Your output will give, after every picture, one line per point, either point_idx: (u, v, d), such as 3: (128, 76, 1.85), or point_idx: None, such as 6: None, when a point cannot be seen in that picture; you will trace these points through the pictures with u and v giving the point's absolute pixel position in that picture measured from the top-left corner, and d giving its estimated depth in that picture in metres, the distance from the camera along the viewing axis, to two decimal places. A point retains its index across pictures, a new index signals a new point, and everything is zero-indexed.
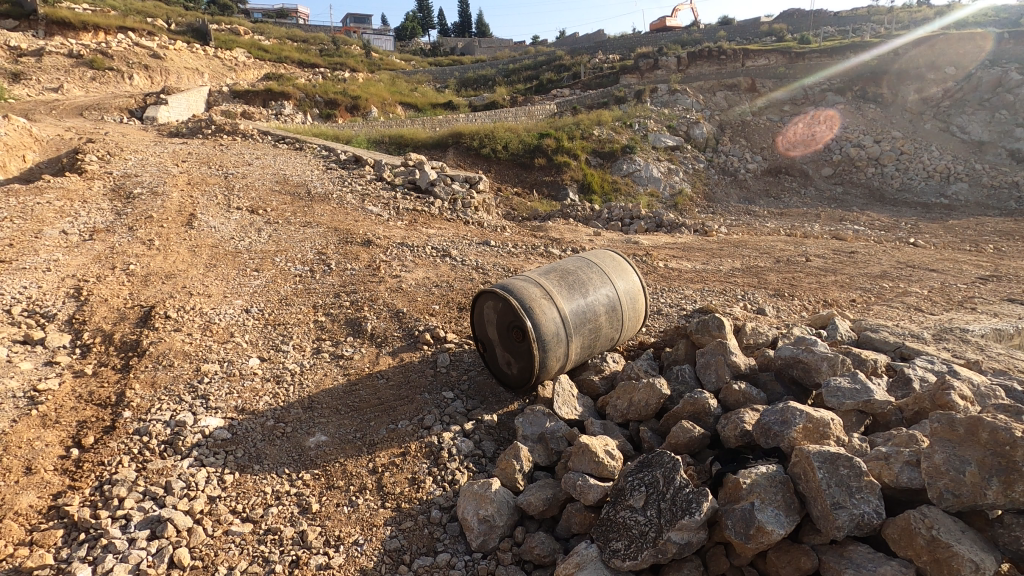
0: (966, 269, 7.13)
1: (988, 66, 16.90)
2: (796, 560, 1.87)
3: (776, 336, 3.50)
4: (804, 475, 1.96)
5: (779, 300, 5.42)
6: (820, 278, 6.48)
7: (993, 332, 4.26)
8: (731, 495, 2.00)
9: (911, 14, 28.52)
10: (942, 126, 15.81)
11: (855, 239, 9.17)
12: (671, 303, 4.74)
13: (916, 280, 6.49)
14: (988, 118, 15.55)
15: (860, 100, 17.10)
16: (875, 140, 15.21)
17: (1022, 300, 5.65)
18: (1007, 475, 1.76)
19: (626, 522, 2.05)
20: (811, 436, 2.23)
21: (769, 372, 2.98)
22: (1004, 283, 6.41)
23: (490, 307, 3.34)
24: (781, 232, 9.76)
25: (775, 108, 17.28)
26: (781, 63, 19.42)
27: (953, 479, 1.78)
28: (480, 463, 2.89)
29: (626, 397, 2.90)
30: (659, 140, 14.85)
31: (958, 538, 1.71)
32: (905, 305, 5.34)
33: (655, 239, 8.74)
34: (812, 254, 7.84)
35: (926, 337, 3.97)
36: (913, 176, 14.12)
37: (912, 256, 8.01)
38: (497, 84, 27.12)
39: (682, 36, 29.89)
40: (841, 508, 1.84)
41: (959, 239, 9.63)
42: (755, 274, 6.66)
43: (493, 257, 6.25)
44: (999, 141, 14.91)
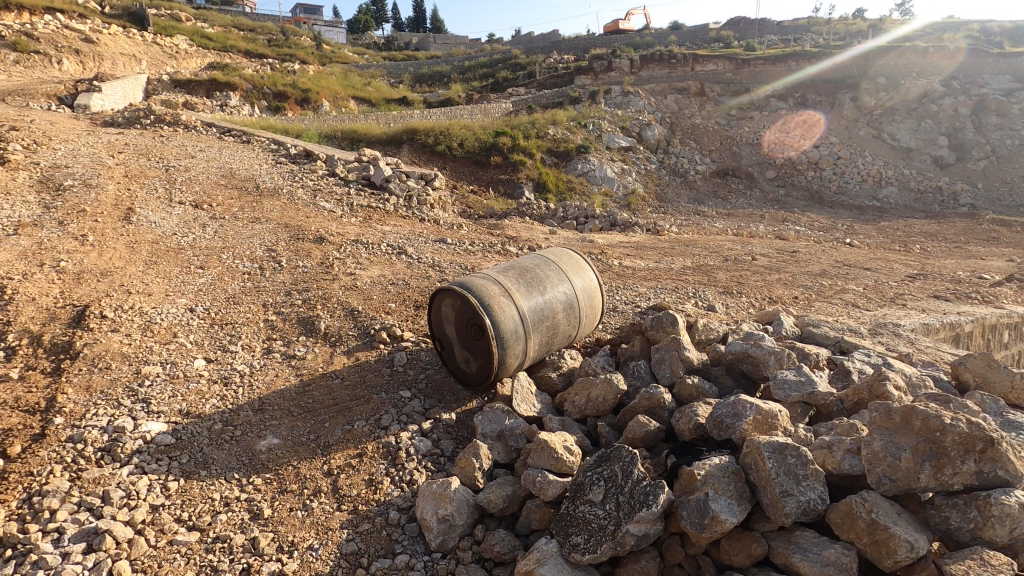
0: (896, 268, 7.61)
1: (915, 77, 18.15)
2: (747, 547, 1.94)
3: (726, 332, 3.63)
4: (755, 465, 2.03)
5: (727, 297, 5.62)
6: (765, 276, 6.76)
7: (921, 327, 4.57)
8: (686, 486, 2.05)
9: (846, 27, 30.22)
10: (874, 133, 16.82)
11: (797, 239, 9.62)
12: (626, 301, 4.84)
13: (852, 278, 6.87)
14: (915, 126, 16.86)
15: (801, 106, 17.94)
16: (814, 145, 16.00)
17: (946, 296, 6.08)
18: (937, 459, 1.87)
19: (585, 517, 2.08)
20: (760, 427, 2.31)
21: (720, 367, 3.08)
22: (930, 280, 6.89)
23: (448, 305, 3.31)
24: (728, 232, 10.13)
25: (723, 112, 17.90)
26: (728, 68, 20.11)
27: (890, 465, 1.88)
28: (439, 462, 2.86)
29: (583, 393, 2.94)
30: (613, 141, 15.16)
31: (895, 520, 1.80)
32: (843, 302, 5.65)
33: (609, 237, 8.90)
34: (757, 253, 8.18)
35: (863, 332, 4.20)
36: (849, 180, 14.91)
37: (847, 254, 8.50)
38: (452, 81, 26.93)
39: (634, 39, 30.57)
40: (789, 495, 1.92)
41: (889, 240, 10.26)
42: (705, 272, 6.88)
43: (449, 255, 6.21)
44: (924, 148, 16.22)
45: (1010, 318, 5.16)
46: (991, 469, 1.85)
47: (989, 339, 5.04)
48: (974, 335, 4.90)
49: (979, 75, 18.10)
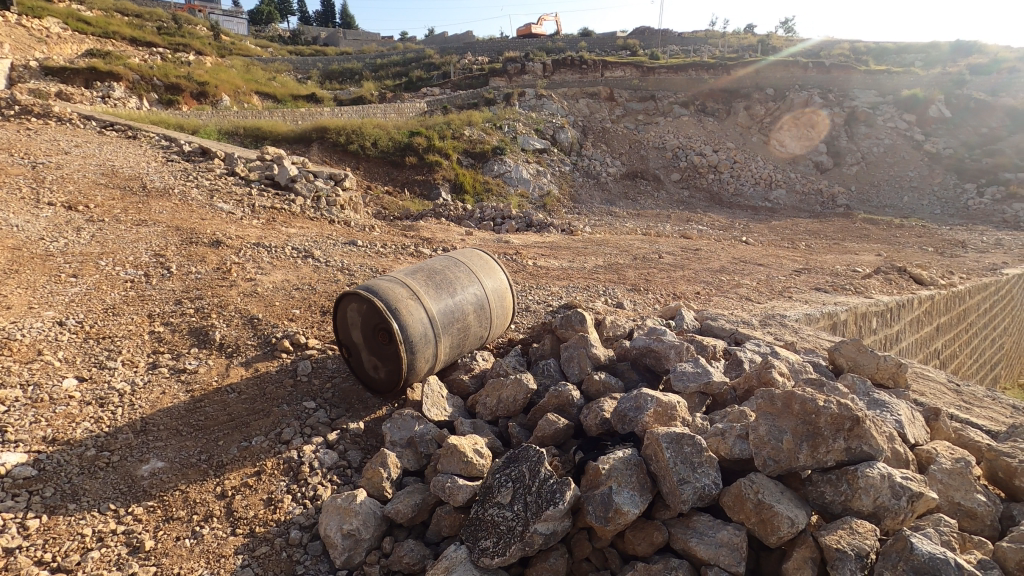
0: (785, 263, 8.28)
1: (798, 89, 19.94)
2: (650, 535, 2.01)
3: (632, 328, 3.77)
4: (655, 456, 2.11)
5: (635, 294, 5.85)
6: (670, 273, 7.11)
7: (805, 317, 4.99)
8: (591, 481, 2.10)
9: (739, 41, 32.71)
10: (765, 139, 18.29)
11: (699, 238, 10.22)
12: (539, 300, 4.91)
13: (747, 273, 7.39)
14: (799, 134, 18.51)
15: (701, 113, 19.13)
16: (713, 150, 17.09)
17: (826, 287, 6.71)
18: (812, 439, 2.03)
19: (494, 519, 2.06)
20: (661, 419, 2.40)
21: (626, 362, 3.19)
22: (813, 274, 7.56)
23: (354, 309, 3.19)
24: (637, 231, 10.57)
25: (631, 117, 18.70)
26: (635, 75, 21.04)
27: (773, 447, 2.02)
28: (345, 475, 2.73)
29: (494, 395, 2.93)
30: (528, 143, 15.39)
31: (779, 499, 1.92)
32: (738, 296, 6.06)
33: (525, 238, 9.01)
34: (663, 251, 8.61)
35: (754, 323, 4.52)
36: (744, 183, 16.09)
37: (743, 252, 9.16)
38: (364, 79, 26.21)
39: (547, 44, 31.21)
40: (686, 483, 2.00)
41: (780, 238, 11.16)
42: (615, 270, 7.14)
43: (360, 258, 6.01)
44: (807, 154, 17.82)
45: (878, 306, 5.78)
46: (858, 445, 2.02)
47: (861, 327, 5.61)
48: (848, 323, 5.43)
49: (850, 89, 20.22)
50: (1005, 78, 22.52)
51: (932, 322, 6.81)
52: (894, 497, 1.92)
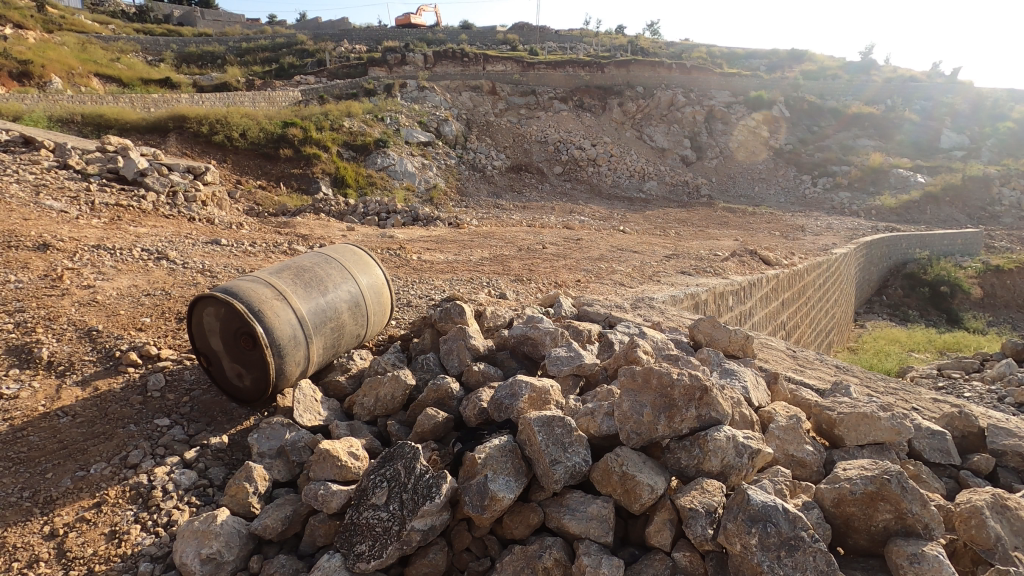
0: (656, 250, 8.91)
1: (664, 88, 21.56)
2: (526, 518, 2.06)
3: (512, 317, 3.84)
4: (529, 440, 2.16)
5: (518, 284, 5.98)
6: (553, 263, 7.35)
7: (671, 298, 5.41)
8: (468, 471, 2.11)
9: (611, 40, 34.55)
10: (638, 135, 19.53)
11: (581, 228, 10.68)
12: (421, 294, 4.84)
13: (623, 260, 7.85)
14: (666, 131, 20.00)
15: (579, 109, 19.97)
16: (591, 144, 17.89)
17: (691, 271, 7.32)
18: (669, 410, 2.20)
19: (369, 522, 2.00)
20: (535, 403, 2.48)
21: (504, 351, 3.25)
22: (681, 259, 8.21)
23: (211, 314, 2.92)
24: (523, 223, 10.80)
25: (514, 111, 19.02)
26: (515, 70, 21.41)
27: (635, 421, 2.16)
28: (206, 495, 2.50)
29: (372, 394, 2.84)
30: (411, 136, 15.13)
31: (640, 468, 2.05)
32: (614, 282, 6.42)
33: (409, 232, 8.84)
34: (547, 241, 8.88)
35: (627, 306, 4.82)
36: (620, 175, 17.06)
37: (620, 240, 9.71)
38: (228, 63, 24.10)
39: (427, 35, 30.76)
40: (558, 463, 2.08)
41: (652, 226, 12.00)
42: (500, 262, 7.23)
43: (224, 258, 5.52)
44: (674, 149, 19.31)
45: (732, 286, 6.42)
46: (708, 411, 2.22)
47: (720, 305, 6.18)
48: (709, 302, 5.96)
49: (708, 90, 22.30)
50: (829, 83, 25.99)
51: (778, 298, 7.71)
52: (738, 455, 2.13)
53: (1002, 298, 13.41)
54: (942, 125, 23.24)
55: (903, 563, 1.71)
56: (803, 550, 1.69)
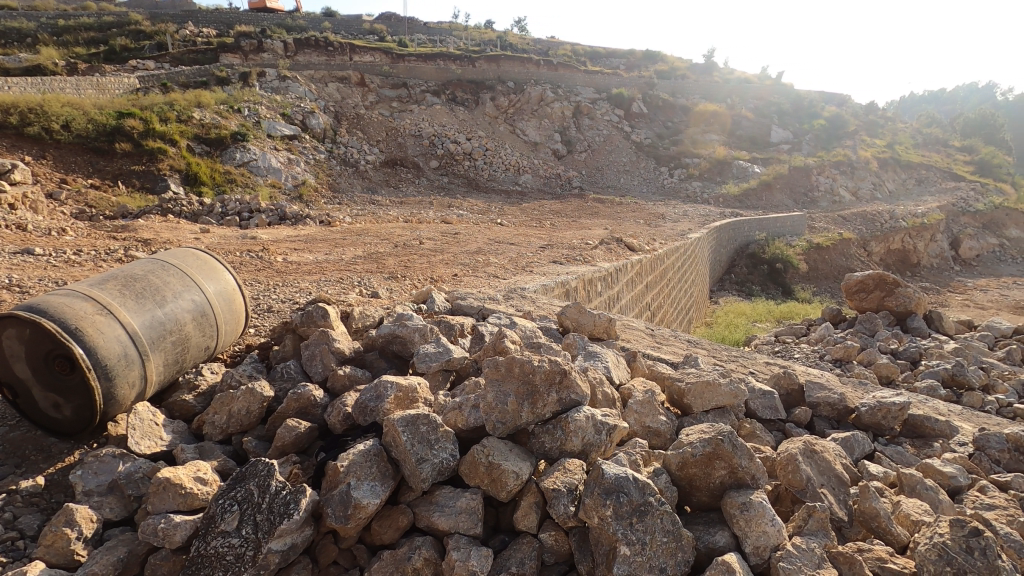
0: (532, 241, 9.17)
1: (532, 85, 22.33)
2: (395, 521, 2.01)
3: (381, 316, 3.72)
4: (394, 441, 2.11)
5: (392, 282, 5.82)
6: (430, 258, 7.26)
7: (542, 288, 5.60)
8: (331, 481, 2.01)
9: (481, 35, 34.87)
10: (510, 130, 19.96)
11: (459, 222, 10.67)
12: (284, 298, 4.53)
13: (500, 252, 7.97)
14: (538, 125, 20.67)
15: (452, 102, 19.91)
16: (466, 138, 17.92)
17: (563, 260, 7.62)
18: (532, 396, 2.27)
19: (218, 552, 1.83)
20: (402, 403, 2.43)
21: (373, 351, 3.15)
22: (555, 249, 8.52)
23: (13, 337, 2.48)
24: (400, 219, 10.54)
25: (385, 103, 18.43)
26: (385, 61, 20.78)
27: (500, 410, 2.20)
28: (17, 547, 2.13)
29: (223, 410, 2.60)
30: (274, 129, 14.11)
31: (506, 457, 2.09)
32: (489, 274, 6.49)
33: (275, 232, 8.22)
34: (424, 237, 8.75)
35: (499, 298, 4.89)
36: (496, 169, 17.31)
37: (498, 232, 9.85)
38: (42, 43, 20.70)
39: (286, 21, 28.79)
40: (425, 462, 2.05)
41: (529, 218, 12.32)
42: (375, 260, 7.00)
43: (42, 270, 4.75)
44: (545, 143, 20.03)
45: (601, 273, 6.79)
46: (568, 394, 2.31)
47: (589, 292, 6.49)
48: (579, 289, 6.25)
49: (574, 87, 23.48)
50: (679, 83, 28.48)
51: (642, 281, 8.30)
52: (597, 432, 2.24)
53: (823, 271, 15.62)
54: (772, 122, 26.45)
55: (736, 512, 1.90)
56: (651, 514, 1.82)
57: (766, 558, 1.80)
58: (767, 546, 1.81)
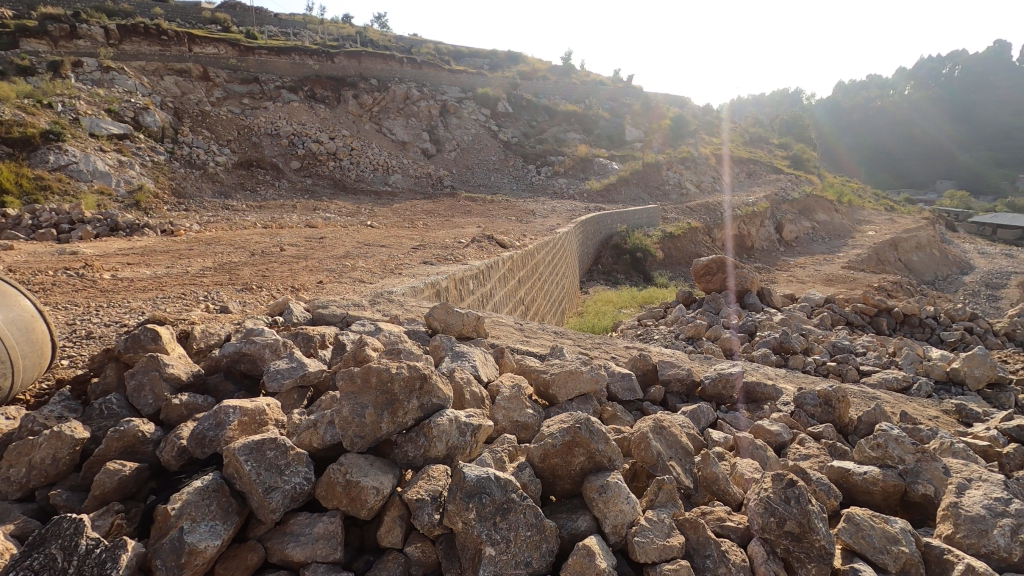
0: (403, 242, 8.95)
1: (397, 83, 22.03)
2: (244, 560, 1.81)
3: (229, 332, 3.37)
4: (237, 473, 1.91)
5: (246, 294, 5.33)
6: (291, 265, 6.77)
7: (411, 291, 5.47)
8: (160, 529, 1.78)
9: (340, 29, 33.45)
10: (376, 128, 19.40)
11: (325, 226, 10.11)
12: (108, 321, 3.94)
13: (369, 255, 7.67)
14: (404, 124, 20.32)
15: (311, 99, 18.82)
16: (330, 137, 17.03)
17: (435, 260, 7.54)
18: (391, 405, 2.18)
19: None
20: (248, 428, 2.21)
21: (217, 374, 2.84)
22: (427, 249, 8.40)
23: None
24: (258, 224, 9.72)
25: (234, 100, 16.88)
26: (232, 53, 19.09)
27: (357, 424, 2.09)
28: None
29: (22, 461, 2.18)
30: (98, 127, 12.28)
31: (366, 472, 1.98)
32: (354, 279, 6.20)
33: (103, 245, 7.15)
34: (285, 243, 8.14)
35: (365, 304, 4.69)
36: (364, 169, 16.69)
37: (367, 235, 9.48)
38: None
39: (106, 4, 25.24)
40: (274, 490, 1.88)
41: (401, 218, 12.01)
42: (227, 270, 6.37)
43: None
44: (413, 143, 19.75)
45: (472, 271, 6.79)
46: (429, 399, 2.26)
47: (462, 291, 6.47)
48: (450, 289, 6.20)
49: (439, 87, 23.51)
50: (540, 84, 29.62)
51: (514, 277, 8.46)
52: (461, 435, 2.21)
53: (677, 258, 17.17)
54: (626, 122, 28.49)
55: (595, 496, 1.97)
56: (514, 510, 1.84)
57: (624, 535, 1.89)
58: (624, 524, 1.90)
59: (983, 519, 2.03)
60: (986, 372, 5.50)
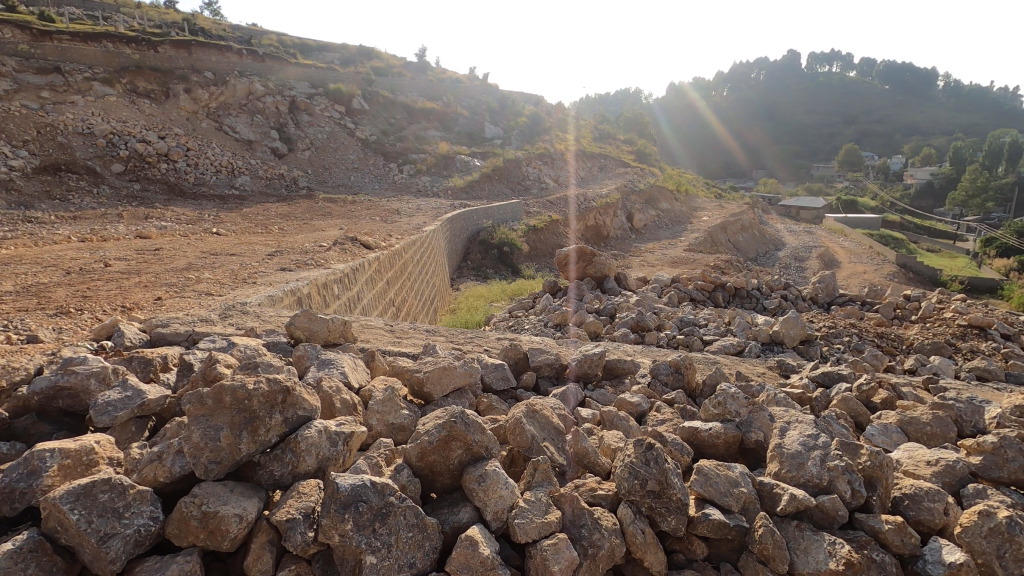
0: (257, 249, 8.26)
1: (237, 76, 20.36)
2: None
3: (41, 365, 2.85)
4: (60, 527, 1.65)
5: (62, 319, 4.55)
6: (119, 282, 5.91)
7: (267, 300, 5.07)
8: None
9: (161, 15, 29.83)
10: (216, 126, 17.70)
11: (161, 235, 8.99)
12: None
13: (217, 266, 6.98)
14: (249, 121, 18.89)
15: (132, 94, 16.56)
16: (159, 136, 15.12)
17: (293, 266, 7.06)
18: (251, 424, 2.00)
19: None
20: (72, 472, 1.90)
21: (27, 416, 2.40)
22: (284, 255, 7.85)
23: None
24: (74, 238, 8.36)
25: (30, 92, 14.22)
26: (22, 38, 16.14)
27: (212, 450, 1.90)
28: None
29: None
30: None
31: (224, 501, 1.81)
32: (199, 292, 5.59)
33: None
34: (110, 257, 7.09)
35: (214, 318, 4.26)
36: (203, 171, 15.11)
37: (212, 243, 8.61)
38: None
39: None
40: (113, 537, 1.65)
41: (252, 224, 11.09)
42: (34, 293, 5.39)
43: None
44: (261, 141, 18.39)
45: (336, 275, 6.46)
46: (293, 412, 2.11)
47: (325, 296, 6.14)
48: (312, 295, 5.85)
49: (286, 80, 22.28)
50: (395, 82, 29.19)
51: (382, 278, 8.21)
52: (332, 445, 2.10)
53: (541, 250, 17.92)
54: (484, 119, 29.01)
55: (474, 486, 2.00)
56: (393, 514, 1.80)
57: (504, 520, 1.94)
58: (504, 508, 1.95)
59: (800, 454, 2.39)
60: (799, 331, 6.47)
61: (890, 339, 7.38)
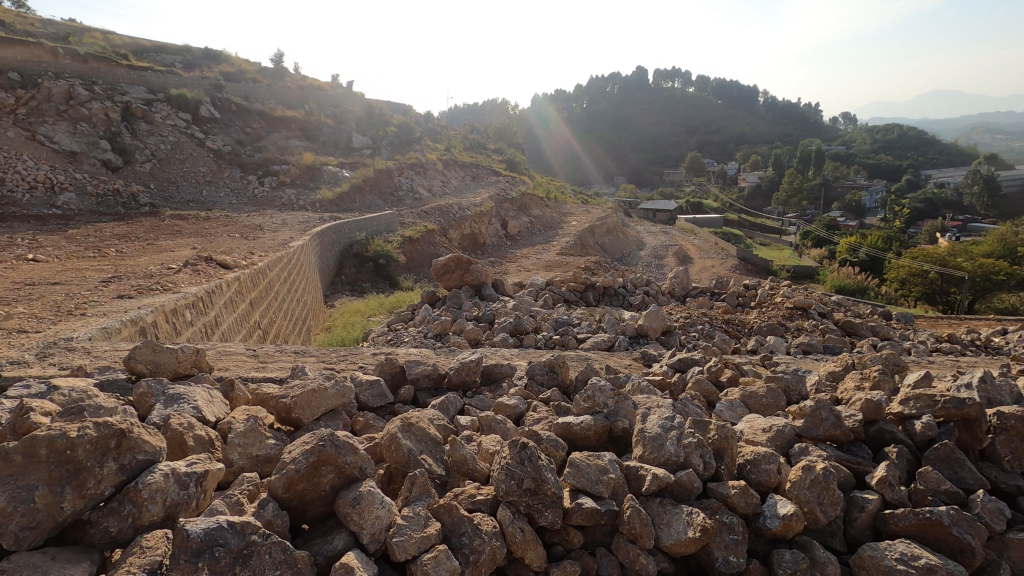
0: (89, 276, 7.20)
1: (52, 78, 17.68)
2: None
3: None
4: None
5: None
6: None
7: (99, 333, 4.44)
8: None
9: None
10: (26, 134, 15.10)
11: None
12: None
13: (35, 297, 5.97)
14: (70, 130, 16.43)
15: None
16: None
17: (134, 292, 6.26)
18: (77, 478, 1.75)
19: None
20: None
21: None
22: (124, 280, 6.94)
23: None
24: None
25: None
26: None
27: (24, 513, 1.64)
28: None
29: None
30: None
31: (44, 570, 1.56)
32: (10, 330, 4.74)
33: None
34: None
35: (30, 359, 3.64)
36: (13, 188, 12.85)
37: (28, 272, 7.35)
38: None
39: None
40: None
41: (81, 247, 9.65)
42: None
43: None
44: (88, 152, 16.09)
45: (188, 299, 5.82)
46: (132, 457, 1.86)
47: (176, 323, 5.51)
48: (159, 324, 5.22)
49: (116, 84, 19.80)
50: (249, 88, 27.18)
51: (244, 299, 7.56)
52: (182, 488, 1.88)
53: (418, 261, 17.70)
54: (351, 128, 28.01)
55: (349, 510, 1.92)
56: (257, 553, 1.66)
57: (382, 540, 1.88)
58: (381, 529, 1.89)
59: (660, 435, 2.60)
60: (660, 323, 7.05)
61: (735, 324, 8.32)
